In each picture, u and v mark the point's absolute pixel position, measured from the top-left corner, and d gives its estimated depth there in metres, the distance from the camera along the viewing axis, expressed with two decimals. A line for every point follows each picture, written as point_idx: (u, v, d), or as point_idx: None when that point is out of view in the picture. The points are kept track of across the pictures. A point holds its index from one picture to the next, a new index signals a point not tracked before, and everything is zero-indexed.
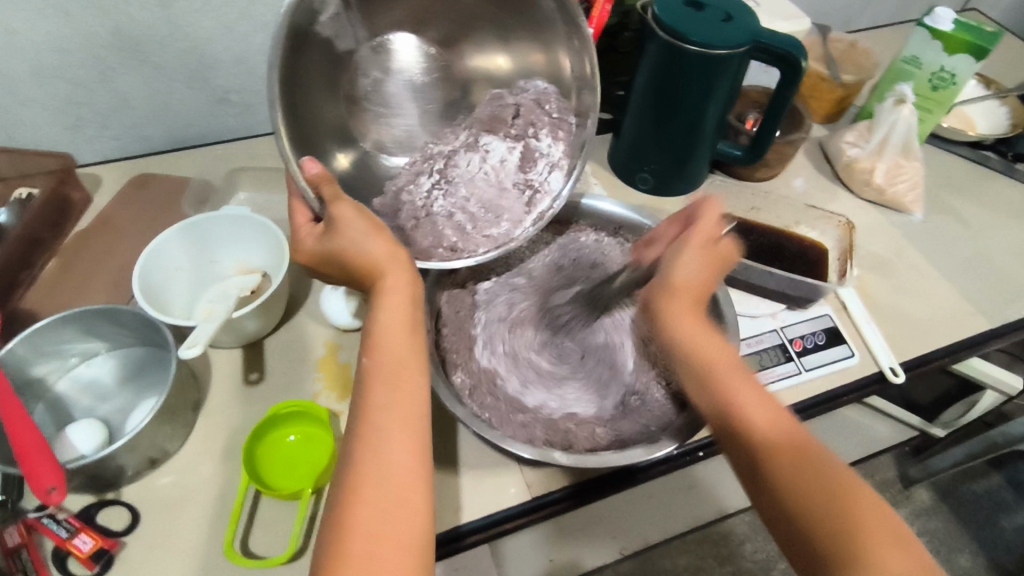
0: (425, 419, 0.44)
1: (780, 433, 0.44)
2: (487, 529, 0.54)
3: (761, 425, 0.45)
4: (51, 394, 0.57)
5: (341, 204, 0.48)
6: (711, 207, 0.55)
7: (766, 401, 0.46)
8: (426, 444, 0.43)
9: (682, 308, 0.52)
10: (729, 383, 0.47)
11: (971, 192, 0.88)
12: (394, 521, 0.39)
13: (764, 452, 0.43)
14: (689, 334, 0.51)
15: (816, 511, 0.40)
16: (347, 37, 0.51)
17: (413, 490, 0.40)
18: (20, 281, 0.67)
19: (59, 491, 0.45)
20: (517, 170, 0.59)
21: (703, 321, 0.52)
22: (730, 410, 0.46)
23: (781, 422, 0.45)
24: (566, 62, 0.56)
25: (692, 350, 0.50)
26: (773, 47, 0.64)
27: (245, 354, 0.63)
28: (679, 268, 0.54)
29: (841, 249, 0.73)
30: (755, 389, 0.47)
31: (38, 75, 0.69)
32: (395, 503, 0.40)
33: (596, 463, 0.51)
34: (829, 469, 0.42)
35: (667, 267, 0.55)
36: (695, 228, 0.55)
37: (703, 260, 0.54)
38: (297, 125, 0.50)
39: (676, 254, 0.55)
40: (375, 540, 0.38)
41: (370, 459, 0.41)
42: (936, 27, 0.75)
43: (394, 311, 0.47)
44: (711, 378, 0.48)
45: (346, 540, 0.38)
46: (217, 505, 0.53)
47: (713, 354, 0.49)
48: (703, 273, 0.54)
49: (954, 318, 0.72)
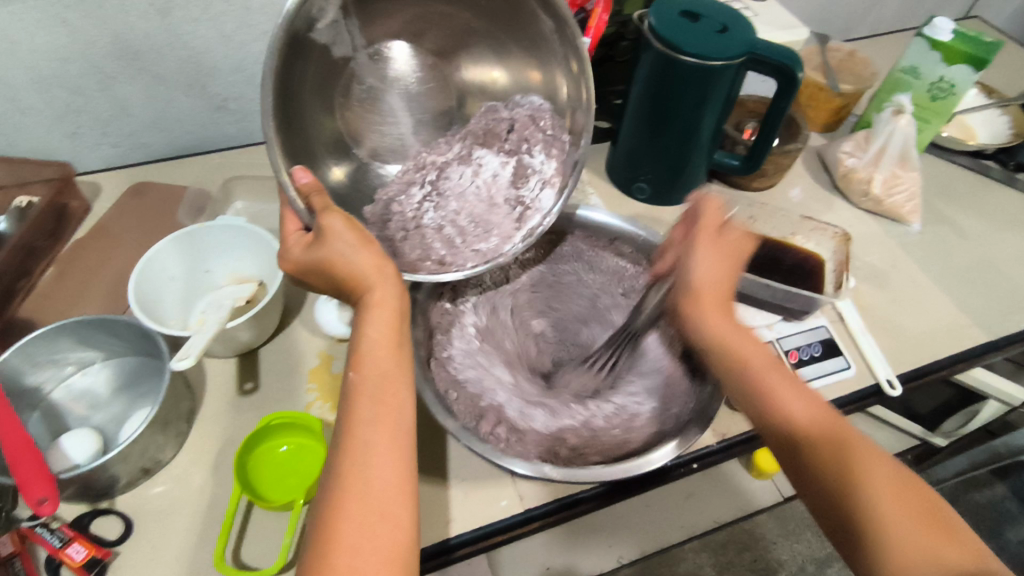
0: (409, 432, 0.44)
1: (823, 425, 0.45)
2: (479, 541, 0.54)
3: (803, 422, 0.45)
4: (47, 402, 0.58)
5: (331, 216, 0.48)
6: (710, 205, 0.56)
7: (805, 396, 0.47)
8: (410, 458, 0.43)
9: (708, 306, 0.53)
10: (760, 370, 0.49)
11: (970, 202, 0.87)
12: (379, 537, 0.39)
13: (798, 442, 0.45)
14: (712, 326, 0.52)
15: (865, 502, 0.41)
16: (344, 45, 0.51)
17: (399, 505, 0.41)
18: (18, 288, 0.67)
19: (49, 503, 0.45)
20: (509, 185, 0.59)
21: (731, 318, 0.53)
22: (766, 402, 0.47)
23: (824, 418, 0.46)
24: (563, 84, 0.56)
25: (722, 351, 0.51)
26: (769, 59, 0.64)
27: (240, 363, 0.64)
28: (694, 268, 0.54)
29: (836, 261, 0.73)
30: (788, 379, 0.48)
31: (39, 83, 0.70)
32: (381, 519, 0.40)
33: (581, 477, 0.51)
34: (876, 460, 0.43)
35: (684, 266, 0.55)
36: (704, 223, 0.55)
37: (722, 256, 0.55)
38: (292, 135, 0.50)
39: (690, 252, 0.55)
40: (362, 556, 0.38)
41: (355, 475, 0.41)
42: (935, 38, 0.74)
43: (380, 324, 0.48)
44: (740, 366, 0.50)
45: (332, 555, 0.38)
46: (209, 515, 0.54)
47: (736, 342, 0.51)
48: (723, 270, 0.54)
49: (951, 329, 0.72)
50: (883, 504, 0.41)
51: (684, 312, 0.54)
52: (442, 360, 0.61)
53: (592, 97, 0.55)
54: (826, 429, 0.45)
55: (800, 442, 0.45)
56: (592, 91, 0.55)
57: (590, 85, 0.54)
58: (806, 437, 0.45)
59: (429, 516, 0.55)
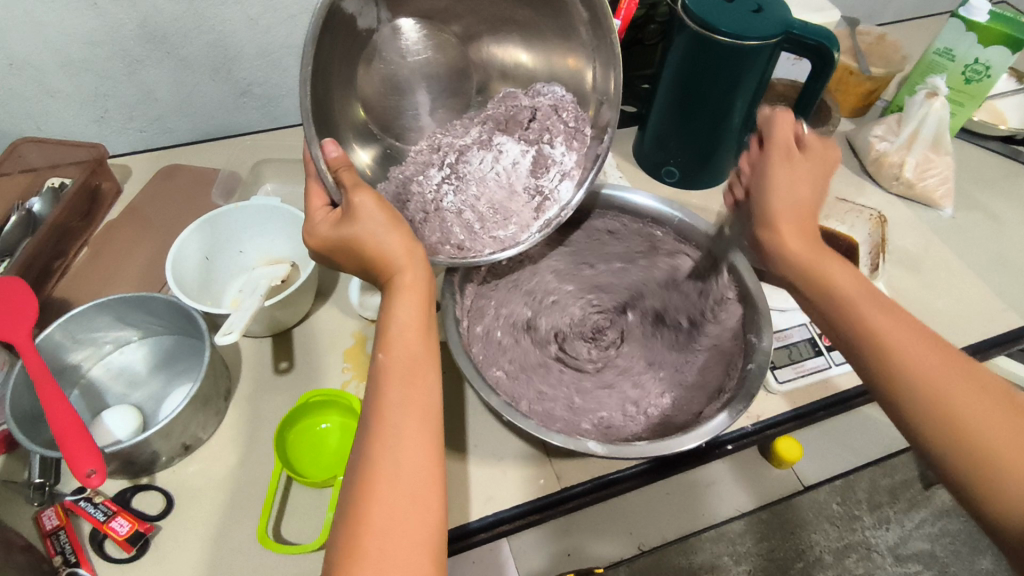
0: (439, 415, 0.44)
1: (929, 347, 0.43)
2: (519, 518, 0.54)
3: (903, 348, 0.43)
4: (86, 379, 0.59)
5: (363, 193, 0.48)
6: (785, 120, 0.56)
7: (913, 332, 0.44)
8: (439, 442, 0.43)
9: (788, 232, 0.52)
10: (846, 293, 0.47)
11: (1000, 187, 0.86)
12: (407, 519, 0.39)
13: (899, 371, 0.42)
14: (795, 245, 0.52)
15: (956, 430, 0.39)
16: (369, 17, 0.49)
17: (429, 487, 0.41)
18: (53, 269, 0.68)
19: (98, 475, 0.45)
20: (528, 174, 0.59)
21: (813, 240, 0.52)
22: (878, 341, 0.44)
23: (934, 352, 0.43)
24: (590, 73, 0.56)
25: (808, 272, 0.50)
26: (805, 38, 0.63)
27: (274, 343, 0.64)
28: (773, 189, 0.54)
29: (872, 243, 0.72)
30: (881, 298, 0.47)
31: (66, 67, 0.70)
32: (409, 502, 0.40)
33: (627, 453, 0.49)
34: (983, 394, 0.40)
35: (760, 192, 0.55)
36: (772, 133, 0.56)
37: (799, 172, 0.54)
38: (321, 107, 0.48)
39: (765, 172, 0.55)
40: (390, 536, 0.39)
41: (384, 458, 0.41)
42: (971, 19, 0.73)
43: (410, 306, 0.47)
44: (838, 298, 0.48)
45: (361, 536, 0.38)
46: (250, 493, 0.54)
47: (826, 266, 0.50)
48: (797, 189, 0.54)
49: (985, 314, 0.71)
50: (976, 423, 0.39)
51: (762, 241, 0.54)
52: (472, 331, 0.59)
53: (620, 89, 0.55)
54: (932, 360, 0.42)
55: (897, 364, 0.43)
56: (620, 82, 0.54)
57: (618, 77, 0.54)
58: (898, 350, 0.43)
59: (463, 494, 0.55)
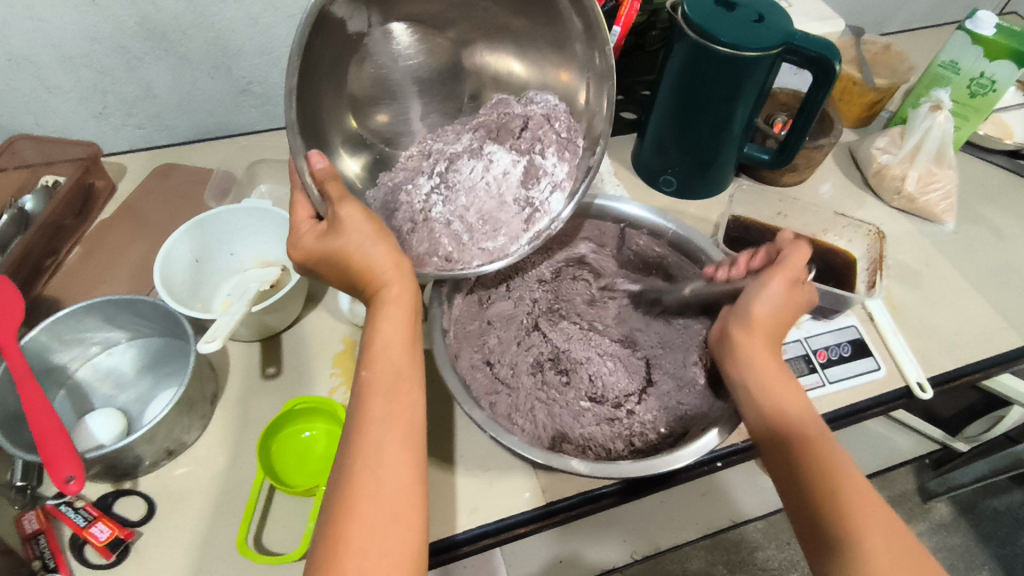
0: (421, 435, 0.44)
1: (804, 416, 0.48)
2: (501, 533, 0.54)
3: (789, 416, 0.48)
4: (73, 380, 0.58)
5: (349, 206, 0.47)
6: (800, 251, 0.56)
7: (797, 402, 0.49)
8: (421, 461, 0.43)
9: (758, 342, 0.53)
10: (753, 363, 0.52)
11: (1004, 201, 0.85)
12: (385, 540, 0.39)
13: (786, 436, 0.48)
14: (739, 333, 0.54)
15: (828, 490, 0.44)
16: (360, 20, 0.47)
17: (409, 507, 0.40)
18: (45, 267, 0.68)
19: (76, 482, 0.45)
20: (519, 184, 0.57)
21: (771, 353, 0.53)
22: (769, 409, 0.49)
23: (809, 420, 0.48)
24: (582, 90, 0.56)
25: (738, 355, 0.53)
26: (805, 49, 0.62)
27: (263, 348, 0.63)
28: (761, 300, 0.54)
29: (870, 258, 0.71)
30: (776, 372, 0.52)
31: (65, 62, 0.70)
32: (388, 522, 0.39)
33: (611, 472, 0.48)
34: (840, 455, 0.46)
35: (746, 297, 0.55)
36: (781, 266, 0.55)
37: (785, 297, 0.55)
38: (306, 117, 0.48)
39: (758, 287, 0.55)
40: (368, 560, 0.38)
41: (365, 478, 0.40)
42: (977, 32, 0.73)
43: (395, 322, 0.47)
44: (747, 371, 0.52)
45: (337, 559, 0.38)
46: (230, 500, 0.53)
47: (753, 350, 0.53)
48: (780, 310, 0.54)
49: (985, 332, 0.70)
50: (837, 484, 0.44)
51: (734, 343, 0.54)
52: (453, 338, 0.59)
53: (612, 103, 0.55)
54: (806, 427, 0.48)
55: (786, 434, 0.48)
56: (612, 99, 0.54)
57: (612, 92, 0.54)
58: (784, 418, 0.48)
59: (447, 505, 0.55)
